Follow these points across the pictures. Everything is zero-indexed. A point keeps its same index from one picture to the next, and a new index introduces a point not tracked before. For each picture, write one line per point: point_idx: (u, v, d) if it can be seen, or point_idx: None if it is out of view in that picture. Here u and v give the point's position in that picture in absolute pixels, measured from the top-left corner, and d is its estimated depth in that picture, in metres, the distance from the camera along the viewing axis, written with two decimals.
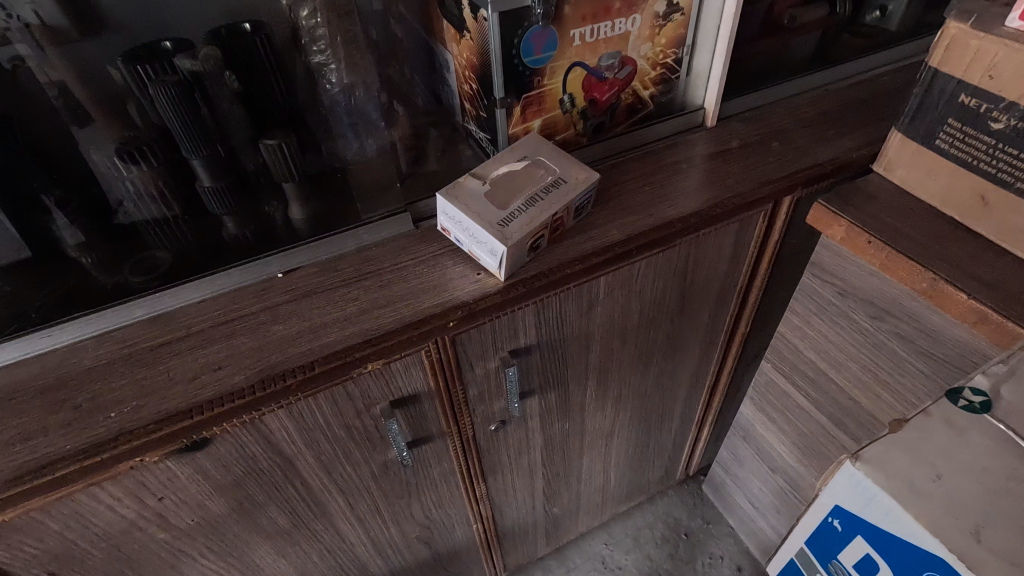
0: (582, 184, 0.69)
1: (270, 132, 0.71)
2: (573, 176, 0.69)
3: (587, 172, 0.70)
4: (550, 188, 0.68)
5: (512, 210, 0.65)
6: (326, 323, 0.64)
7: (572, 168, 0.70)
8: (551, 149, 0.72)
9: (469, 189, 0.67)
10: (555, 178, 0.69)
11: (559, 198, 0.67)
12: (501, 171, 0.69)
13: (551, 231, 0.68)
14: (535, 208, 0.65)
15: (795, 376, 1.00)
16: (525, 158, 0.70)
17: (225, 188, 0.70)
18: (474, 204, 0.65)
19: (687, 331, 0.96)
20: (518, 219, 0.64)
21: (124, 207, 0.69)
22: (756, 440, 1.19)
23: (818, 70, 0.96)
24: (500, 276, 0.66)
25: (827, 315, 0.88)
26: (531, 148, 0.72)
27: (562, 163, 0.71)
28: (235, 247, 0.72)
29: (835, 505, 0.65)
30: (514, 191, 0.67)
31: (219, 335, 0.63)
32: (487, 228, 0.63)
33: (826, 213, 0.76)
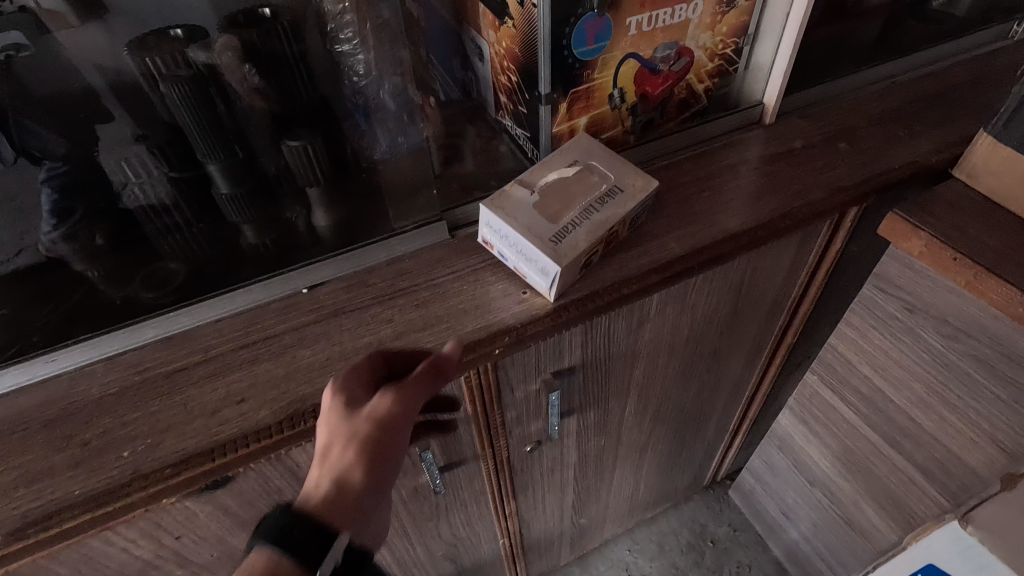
0: (640, 192, 0.62)
1: (295, 132, 0.64)
2: (630, 183, 0.63)
3: (645, 179, 0.63)
4: (606, 198, 0.61)
5: (565, 223, 0.58)
6: (360, 348, 0.58)
7: (626, 174, 0.64)
8: (603, 154, 0.66)
9: (517, 199, 0.60)
10: (611, 186, 0.62)
11: (615, 210, 0.61)
12: (550, 179, 0.63)
13: (607, 245, 0.62)
14: (591, 220, 0.59)
15: (845, 391, 0.94)
16: (576, 163, 0.64)
17: (244, 193, 0.64)
18: (522, 216, 0.58)
19: (733, 343, 0.90)
20: (574, 232, 0.58)
21: (129, 191, 0.60)
22: (794, 451, 1.14)
23: (884, 61, 0.88)
24: (550, 297, 0.59)
25: (889, 331, 0.82)
26: (581, 152, 0.66)
27: (615, 168, 0.65)
28: (254, 258, 0.66)
29: (927, 562, 0.74)
30: (566, 201, 0.61)
31: (239, 361, 0.57)
32: (539, 244, 0.56)
33: (904, 225, 0.69)
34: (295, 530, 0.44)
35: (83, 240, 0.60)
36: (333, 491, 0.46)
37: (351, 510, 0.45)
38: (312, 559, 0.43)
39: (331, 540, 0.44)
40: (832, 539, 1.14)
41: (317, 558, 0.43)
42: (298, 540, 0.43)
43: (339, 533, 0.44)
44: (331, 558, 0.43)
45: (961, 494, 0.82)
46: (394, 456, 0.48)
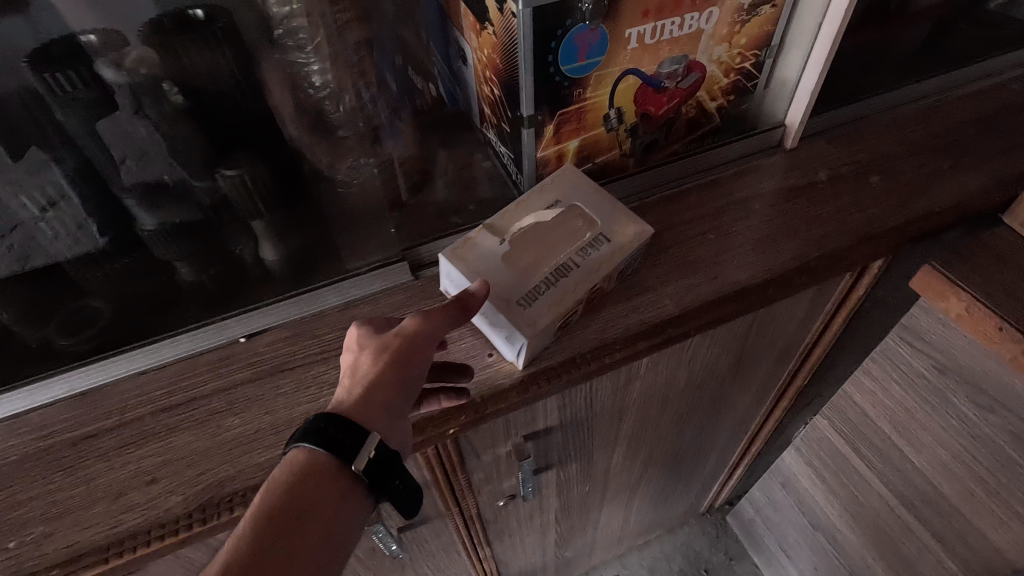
0: (629, 243, 0.54)
1: (232, 156, 0.56)
2: (618, 230, 0.54)
3: (637, 224, 0.55)
4: (589, 249, 0.53)
5: (537, 281, 0.50)
6: (295, 420, 0.50)
7: (615, 218, 0.55)
8: (590, 192, 0.57)
9: (484, 249, 0.52)
10: (596, 234, 0.54)
11: (599, 265, 0.52)
12: (525, 225, 0.54)
13: (588, 303, 0.53)
14: (568, 277, 0.51)
15: (859, 442, 0.85)
16: (557, 204, 0.56)
17: (173, 228, 0.55)
18: (486, 272, 0.51)
19: (737, 387, 0.81)
20: (547, 294, 0.50)
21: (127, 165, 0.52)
22: (798, 491, 1.05)
23: (929, 75, 0.76)
24: (518, 364, 0.51)
25: (915, 389, 0.72)
26: (565, 189, 0.57)
27: (603, 210, 0.56)
28: (191, 297, 0.58)
29: None
30: (541, 251, 0.53)
31: (156, 428, 0.50)
32: (504, 308, 0.49)
33: (942, 282, 0.59)
34: (331, 430, 0.43)
35: (31, 251, 0.52)
36: (361, 397, 0.45)
37: (383, 411, 0.45)
38: (348, 451, 0.43)
39: (364, 434, 0.43)
40: None
41: (351, 451, 0.43)
42: (332, 433, 0.43)
43: (372, 430, 0.44)
44: (366, 449, 0.43)
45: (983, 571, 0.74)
46: (416, 374, 0.46)
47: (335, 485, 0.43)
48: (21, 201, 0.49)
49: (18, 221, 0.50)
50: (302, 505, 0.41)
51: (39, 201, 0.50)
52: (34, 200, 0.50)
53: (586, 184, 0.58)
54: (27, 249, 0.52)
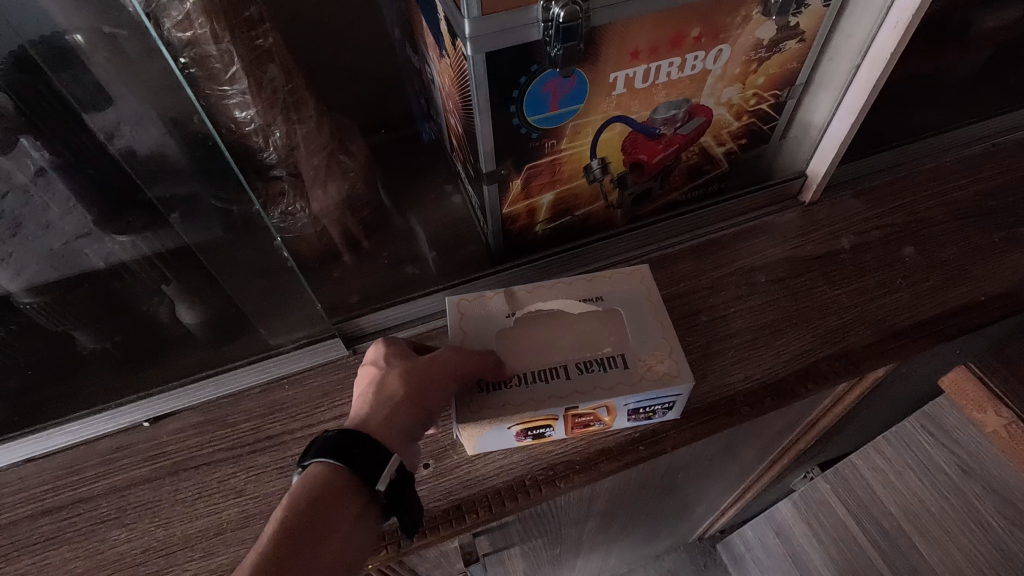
0: (648, 380, 0.42)
1: (124, 217, 0.45)
2: (643, 361, 0.43)
3: (672, 365, 0.43)
4: (594, 364, 0.43)
5: (513, 372, 0.43)
6: (190, 539, 0.43)
7: (650, 347, 0.44)
8: (646, 298, 0.47)
9: (488, 312, 0.46)
10: (613, 352, 0.44)
11: (597, 388, 0.42)
12: (544, 308, 0.47)
13: (574, 425, 0.44)
14: (549, 383, 0.43)
15: (863, 518, 0.77)
16: (596, 300, 0.47)
17: (56, 299, 0.47)
18: (476, 337, 0.45)
19: (732, 459, 0.72)
20: (513, 390, 0.42)
21: (122, 133, 0.40)
22: (792, 544, 0.98)
23: (991, 114, 0.63)
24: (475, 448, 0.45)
25: (934, 482, 0.63)
26: (619, 288, 0.48)
27: (642, 330, 0.45)
28: (93, 369, 0.50)
29: None
30: (541, 342, 0.45)
31: (33, 539, 0.43)
32: (459, 403, 0.42)
33: (980, 391, 0.50)
34: (351, 443, 0.37)
35: None
36: (380, 417, 0.39)
37: (398, 435, 0.39)
38: (368, 470, 0.36)
39: (382, 455, 0.37)
40: None
41: (371, 470, 0.36)
42: (349, 445, 0.37)
43: (391, 451, 0.38)
44: (387, 470, 0.37)
45: None
46: (429, 391, 0.40)
47: (353, 505, 0.36)
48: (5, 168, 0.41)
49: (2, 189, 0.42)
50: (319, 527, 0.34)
51: (28, 167, 0.41)
52: (14, 171, 0.41)
53: (646, 292, 0.47)
54: (19, 217, 0.43)
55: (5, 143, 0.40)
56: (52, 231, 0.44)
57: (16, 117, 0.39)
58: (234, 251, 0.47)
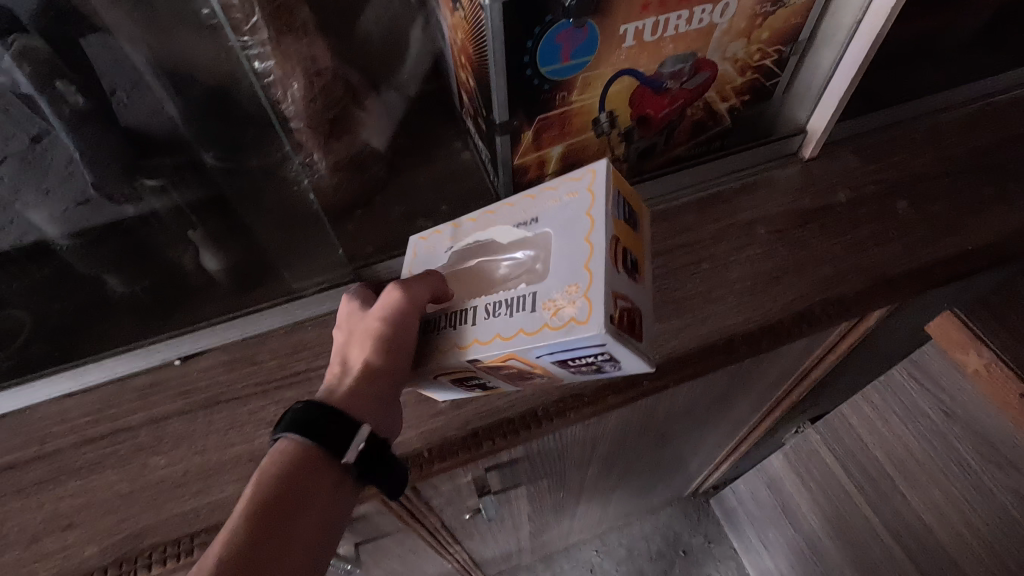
0: (549, 329, 0.37)
1: (152, 161, 0.50)
2: (552, 302, 0.38)
3: (580, 306, 0.37)
4: (502, 307, 0.40)
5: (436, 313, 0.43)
6: (225, 464, 0.46)
7: (564, 282, 0.38)
8: (581, 207, 0.41)
9: (434, 253, 0.48)
10: (523, 291, 0.40)
11: (501, 334, 0.39)
12: (479, 238, 0.45)
13: (509, 377, 0.43)
14: (455, 329, 0.42)
15: (851, 464, 0.81)
16: (530, 224, 0.43)
17: (88, 240, 0.51)
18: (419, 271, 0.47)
19: (728, 407, 0.76)
20: (427, 338, 0.43)
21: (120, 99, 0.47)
22: (782, 494, 1.03)
23: (988, 73, 0.65)
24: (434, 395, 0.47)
25: (917, 426, 0.67)
26: (556, 204, 0.43)
27: (567, 253, 0.39)
28: (127, 311, 0.53)
29: None
30: (479, 270, 0.43)
31: (77, 465, 0.46)
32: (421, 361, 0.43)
33: (963, 333, 0.53)
34: (318, 418, 0.38)
35: None
36: (347, 392, 0.40)
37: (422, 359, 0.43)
38: (337, 444, 0.38)
39: (355, 425, 0.39)
40: None
41: (342, 445, 0.38)
42: (322, 421, 0.38)
43: (361, 422, 0.39)
44: (356, 442, 0.38)
45: None
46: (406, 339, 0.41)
47: (328, 477, 0.38)
48: (6, 133, 0.44)
49: (5, 154, 0.45)
50: (294, 498, 0.36)
51: (26, 133, 0.45)
52: (18, 133, 0.44)
53: (585, 204, 0.41)
54: (17, 182, 0.46)
55: (44, 87, 0.42)
56: (75, 179, 0.48)
57: (47, 59, 0.42)
58: (263, 194, 0.53)
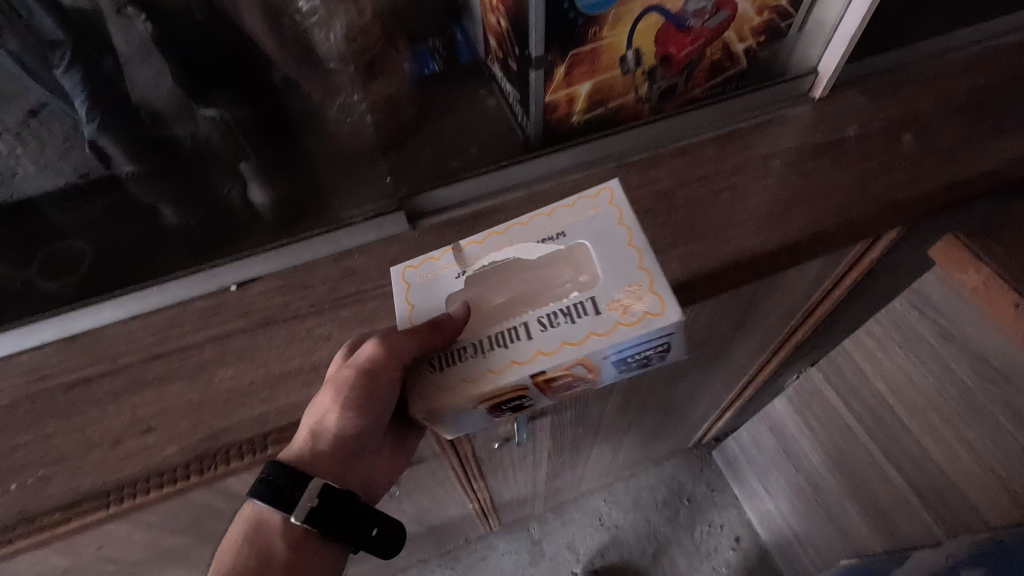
0: (624, 325, 0.42)
1: (211, 95, 0.53)
2: (619, 302, 0.43)
3: (649, 300, 0.42)
4: (561, 316, 0.44)
5: (464, 343, 0.45)
6: (289, 375, 0.49)
7: (622, 282, 0.43)
8: (611, 217, 0.47)
9: (439, 280, 0.48)
10: (581, 298, 0.43)
11: (569, 341, 0.42)
12: (496, 260, 0.48)
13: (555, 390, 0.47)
14: (506, 348, 0.43)
15: (852, 397, 0.87)
16: (560, 238, 0.47)
17: (154, 170, 0.52)
18: (428, 299, 0.48)
19: (738, 343, 0.80)
20: (468, 361, 0.44)
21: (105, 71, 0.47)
22: (784, 435, 1.08)
23: (988, 16, 0.68)
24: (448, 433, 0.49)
25: (916, 353, 0.72)
26: (582, 218, 0.48)
27: (619, 258, 0.45)
28: (178, 244, 0.56)
29: None
30: (513, 298, 0.46)
31: (150, 378, 0.49)
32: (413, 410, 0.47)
33: (963, 253, 0.57)
34: (278, 481, 0.44)
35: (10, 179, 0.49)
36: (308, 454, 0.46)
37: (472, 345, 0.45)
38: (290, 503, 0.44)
39: (307, 480, 0.44)
40: (808, 522, 1.11)
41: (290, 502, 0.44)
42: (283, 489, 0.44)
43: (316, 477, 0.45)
44: (309, 494, 0.44)
45: (955, 525, 0.75)
46: (388, 396, 0.45)
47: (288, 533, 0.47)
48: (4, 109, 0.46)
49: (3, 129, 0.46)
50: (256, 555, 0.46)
51: (22, 108, 0.46)
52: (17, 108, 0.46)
53: (615, 215, 0.47)
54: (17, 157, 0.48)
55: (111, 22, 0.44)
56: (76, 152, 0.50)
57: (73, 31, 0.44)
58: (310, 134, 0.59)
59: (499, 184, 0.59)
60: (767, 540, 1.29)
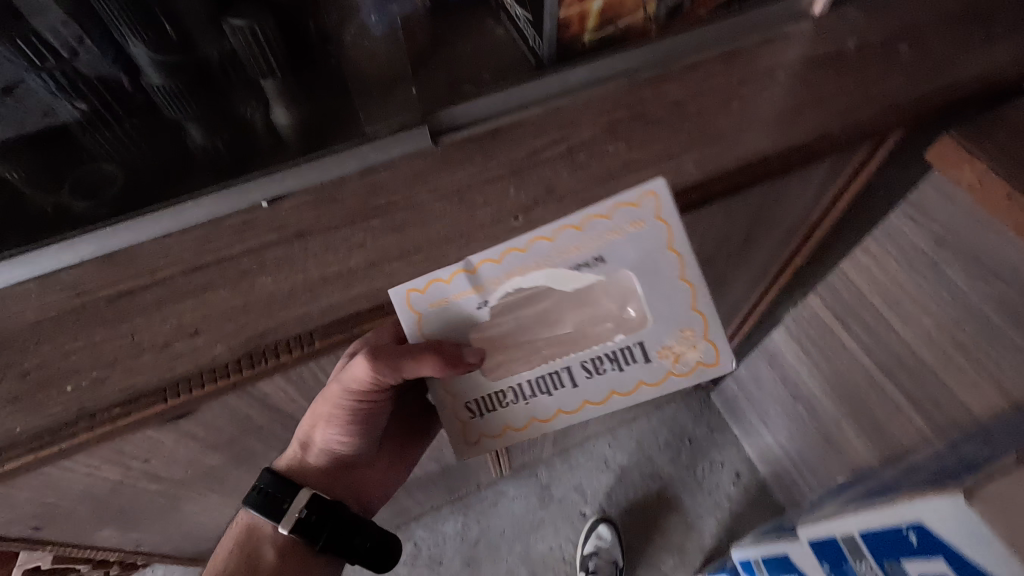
0: (675, 373, 0.57)
1: (236, 6, 0.50)
2: (668, 347, 0.55)
3: (700, 351, 0.55)
4: (609, 362, 0.56)
5: (506, 390, 0.58)
6: (327, 279, 0.51)
7: (671, 335, 0.55)
8: (656, 233, 0.50)
9: (460, 309, 0.53)
10: (634, 344, 0.55)
11: (615, 380, 0.57)
12: (520, 285, 0.52)
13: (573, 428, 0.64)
14: (550, 395, 0.58)
15: (848, 317, 0.91)
16: (595, 263, 0.51)
17: (182, 85, 0.53)
18: (455, 325, 0.54)
19: (740, 266, 0.85)
20: (513, 407, 0.59)
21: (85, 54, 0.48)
22: (782, 366, 1.13)
23: None
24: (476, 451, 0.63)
25: (911, 262, 0.76)
26: (626, 236, 0.50)
27: (672, 295, 0.53)
28: (206, 162, 0.57)
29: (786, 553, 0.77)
30: (554, 327, 0.55)
31: (191, 288, 0.51)
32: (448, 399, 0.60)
33: (958, 151, 0.60)
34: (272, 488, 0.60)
35: (39, 110, 0.51)
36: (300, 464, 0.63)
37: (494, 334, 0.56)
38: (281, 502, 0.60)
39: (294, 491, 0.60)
40: (807, 449, 1.16)
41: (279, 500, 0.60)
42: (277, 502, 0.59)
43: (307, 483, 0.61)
44: (298, 498, 0.59)
45: (948, 427, 0.80)
46: (376, 421, 0.62)
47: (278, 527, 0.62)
48: None
49: None
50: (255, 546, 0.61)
51: None
52: None
53: (664, 233, 0.50)
54: None
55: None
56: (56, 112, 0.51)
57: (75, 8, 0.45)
58: (331, 49, 0.58)
59: (516, 101, 0.60)
60: (765, 472, 1.35)
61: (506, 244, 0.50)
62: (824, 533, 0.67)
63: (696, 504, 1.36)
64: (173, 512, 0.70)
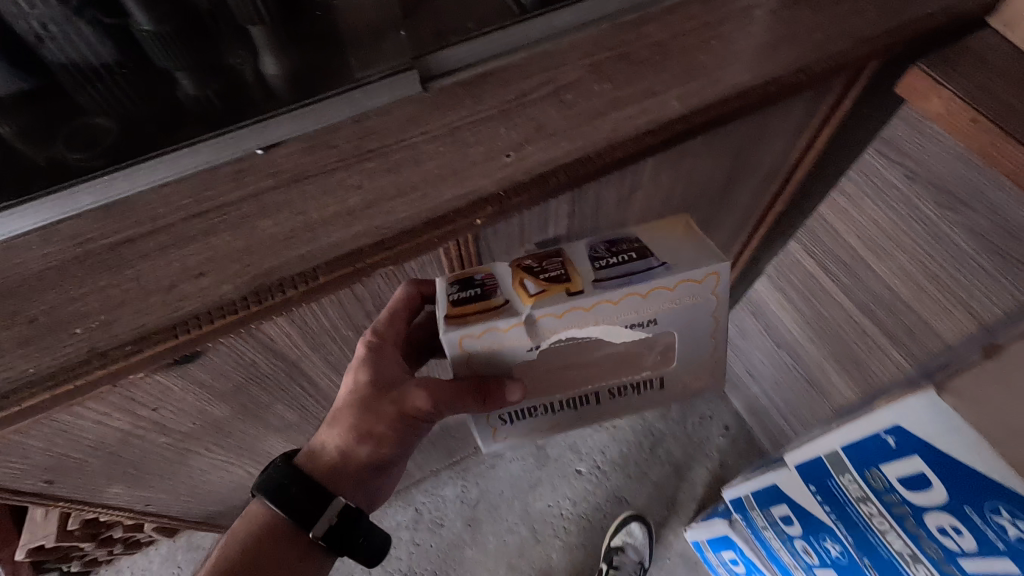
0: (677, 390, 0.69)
1: None
2: (683, 376, 0.67)
3: (705, 379, 0.68)
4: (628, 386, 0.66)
5: (539, 405, 0.66)
6: (327, 219, 0.52)
7: (688, 365, 0.65)
8: (705, 303, 0.57)
9: (514, 346, 0.56)
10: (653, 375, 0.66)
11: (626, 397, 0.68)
12: (572, 333, 0.56)
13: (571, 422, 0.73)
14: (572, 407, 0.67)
15: (826, 259, 0.95)
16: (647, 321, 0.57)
17: (172, 32, 0.53)
18: (501, 355, 0.57)
19: (723, 212, 0.88)
20: (538, 415, 0.67)
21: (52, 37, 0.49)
22: (765, 315, 1.17)
23: None
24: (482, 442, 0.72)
25: (884, 198, 0.79)
26: (677, 304, 0.56)
27: (698, 340, 0.62)
28: (198, 112, 0.57)
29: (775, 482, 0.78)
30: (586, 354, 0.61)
31: (192, 233, 0.51)
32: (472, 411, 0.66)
33: (926, 82, 0.63)
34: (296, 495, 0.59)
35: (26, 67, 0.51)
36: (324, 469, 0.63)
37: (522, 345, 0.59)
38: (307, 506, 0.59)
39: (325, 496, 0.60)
40: (790, 395, 1.21)
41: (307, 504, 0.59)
42: (296, 496, 0.59)
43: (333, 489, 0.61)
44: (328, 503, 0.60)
45: (923, 357, 0.84)
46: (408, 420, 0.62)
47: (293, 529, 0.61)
48: None
49: None
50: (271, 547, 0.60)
51: None
52: None
53: (709, 304, 0.57)
54: None
55: None
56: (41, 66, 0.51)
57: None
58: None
59: (502, 46, 0.62)
60: (751, 421, 1.40)
61: (569, 303, 0.53)
62: (810, 454, 0.68)
63: (687, 456, 1.40)
64: (181, 469, 0.71)
